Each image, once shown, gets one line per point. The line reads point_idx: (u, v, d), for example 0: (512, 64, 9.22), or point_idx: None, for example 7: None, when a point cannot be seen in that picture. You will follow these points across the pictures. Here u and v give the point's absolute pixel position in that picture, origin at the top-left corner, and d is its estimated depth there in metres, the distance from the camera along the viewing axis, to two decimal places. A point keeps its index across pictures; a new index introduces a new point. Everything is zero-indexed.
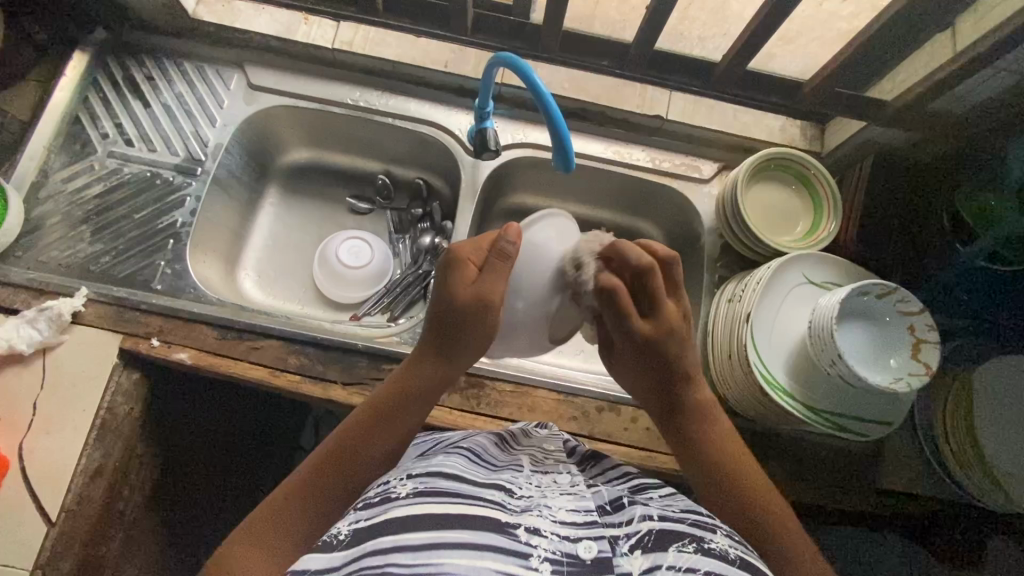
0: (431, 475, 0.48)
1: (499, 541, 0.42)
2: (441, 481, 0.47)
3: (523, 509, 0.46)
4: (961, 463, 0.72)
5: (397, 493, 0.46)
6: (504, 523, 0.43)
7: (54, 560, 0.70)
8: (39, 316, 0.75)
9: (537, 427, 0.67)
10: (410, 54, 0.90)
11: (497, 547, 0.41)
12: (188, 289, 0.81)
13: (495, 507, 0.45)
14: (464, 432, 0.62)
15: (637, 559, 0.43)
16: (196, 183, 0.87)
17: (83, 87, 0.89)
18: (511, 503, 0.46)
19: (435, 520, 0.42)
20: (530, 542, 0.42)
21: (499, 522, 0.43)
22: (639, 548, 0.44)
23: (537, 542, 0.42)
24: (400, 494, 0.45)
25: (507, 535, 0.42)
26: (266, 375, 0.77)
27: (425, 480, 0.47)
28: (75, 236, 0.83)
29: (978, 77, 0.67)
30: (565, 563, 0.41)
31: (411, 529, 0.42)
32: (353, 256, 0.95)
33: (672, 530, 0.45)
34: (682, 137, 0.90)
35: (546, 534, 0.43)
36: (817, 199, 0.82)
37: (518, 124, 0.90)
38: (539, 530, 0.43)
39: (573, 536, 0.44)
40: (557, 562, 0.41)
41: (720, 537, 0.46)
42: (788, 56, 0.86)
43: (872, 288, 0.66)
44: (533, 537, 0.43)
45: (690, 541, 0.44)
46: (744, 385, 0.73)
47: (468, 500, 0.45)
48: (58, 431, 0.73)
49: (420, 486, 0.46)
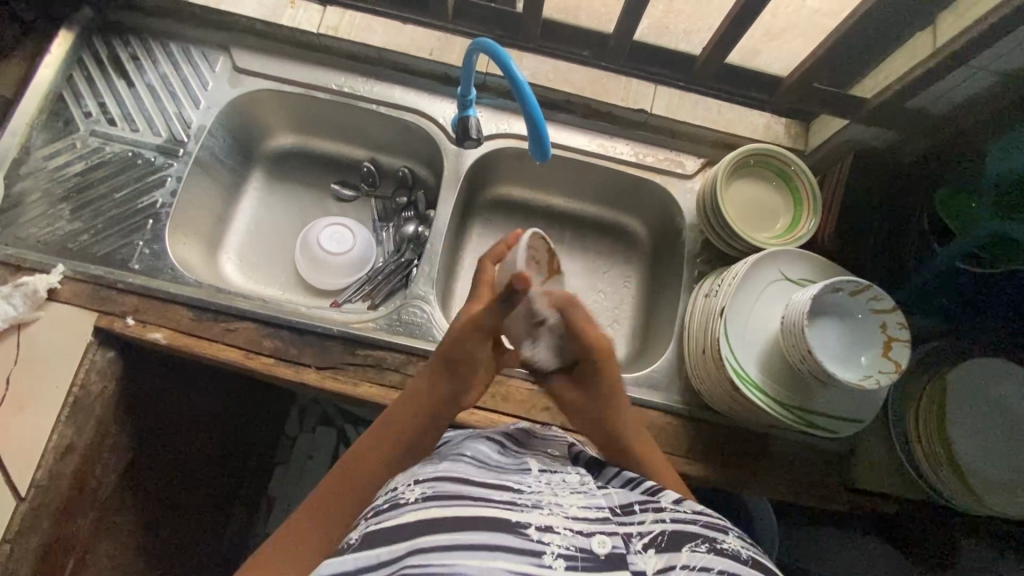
0: (438, 479, 0.48)
1: (511, 540, 0.42)
2: (448, 483, 0.47)
3: (534, 507, 0.46)
4: (933, 466, 0.72)
5: (405, 498, 0.46)
6: (515, 523, 0.44)
7: (23, 534, 0.71)
8: (14, 292, 0.75)
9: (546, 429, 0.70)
10: (395, 41, 0.90)
11: (507, 546, 0.42)
12: (166, 270, 0.81)
13: (505, 507, 0.45)
14: (468, 432, 0.64)
15: (652, 558, 0.45)
16: (178, 163, 0.87)
17: (67, 66, 0.89)
18: (521, 501, 0.47)
19: (448, 522, 0.43)
20: (543, 540, 0.43)
21: (509, 522, 0.44)
22: (653, 547, 0.46)
23: (549, 539, 0.43)
24: (409, 499, 0.46)
25: (519, 535, 0.43)
26: (240, 357, 0.77)
27: (433, 484, 0.47)
28: (54, 213, 0.83)
29: (956, 75, 0.67)
30: (580, 559, 0.43)
31: (423, 532, 0.43)
32: (335, 242, 0.94)
33: (683, 532, 0.47)
34: (665, 131, 0.90)
35: (558, 531, 0.44)
36: (798, 196, 0.82)
37: (501, 114, 0.90)
38: (552, 527, 0.44)
39: (587, 531, 0.45)
40: (571, 558, 0.42)
41: (732, 538, 0.48)
42: (774, 52, 0.85)
43: (844, 285, 0.67)
44: (545, 535, 0.44)
45: (702, 541, 0.46)
46: (715, 379, 0.73)
47: (480, 502, 0.45)
48: (30, 407, 0.73)
49: (429, 490, 0.46)
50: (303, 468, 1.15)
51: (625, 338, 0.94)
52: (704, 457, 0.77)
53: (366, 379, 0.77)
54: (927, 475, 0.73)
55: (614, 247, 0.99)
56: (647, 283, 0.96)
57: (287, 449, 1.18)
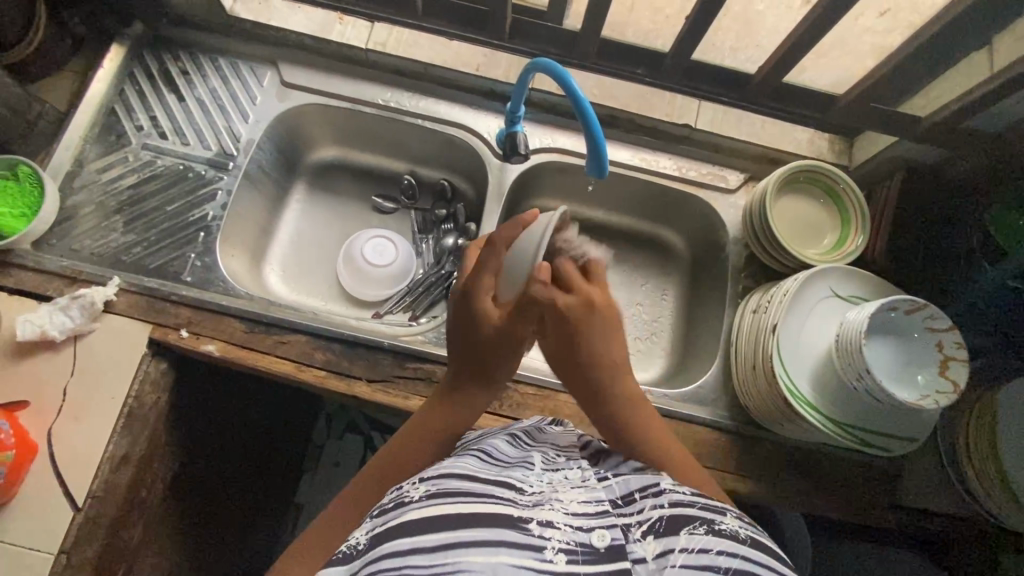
0: (442, 477, 0.49)
1: (512, 535, 0.43)
2: (453, 481, 0.48)
3: (536, 505, 0.47)
4: (984, 484, 0.72)
5: (411, 496, 0.47)
6: (517, 517, 0.45)
7: (79, 544, 0.71)
8: (72, 304, 0.76)
9: (550, 423, 0.68)
10: (442, 57, 0.92)
11: (509, 542, 0.43)
12: (217, 282, 0.82)
13: (507, 504, 0.46)
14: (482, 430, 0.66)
15: (650, 544, 0.45)
16: (228, 177, 0.88)
17: (119, 79, 0.91)
18: (522, 500, 0.47)
19: (452, 520, 0.44)
20: (543, 535, 0.44)
21: (511, 517, 0.44)
22: (651, 534, 0.45)
23: (549, 534, 0.44)
24: (414, 498, 0.47)
25: (518, 529, 0.44)
26: (292, 370, 0.77)
27: (438, 482, 0.48)
28: (108, 226, 0.84)
29: (1016, 96, 0.67)
30: (580, 553, 0.43)
31: (426, 530, 0.43)
32: (378, 254, 0.95)
33: (682, 515, 0.46)
34: (709, 147, 0.90)
35: (558, 526, 0.45)
36: (844, 213, 0.82)
37: (546, 128, 0.91)
38: (552, 523, 0.45)
39: (586, 526, 0.45)
40: (572, 552, 0.43)
41: (730, 519, 0.47)
42: (820, 69, 0.86)
43: (902, 304, 0.66)
44: (546, 530, 0.44)
45: (700, 523, 0.45)
46: (767, 396, 0.73)
47: (481, 498, 0.46)
48: (85, 417, 0.74)
49: (432, 488, 0.47)
50: (332, 476, 1.17)
51: (664, 351, 0.94)
52: (751, 475, 0.77)
53: (415, 393, 0.77)
54: (976, 491, 0.73)
55: (653, 261, 0.99)
56: (686, 296, 0.97)
57: (315, 456, 1.18)
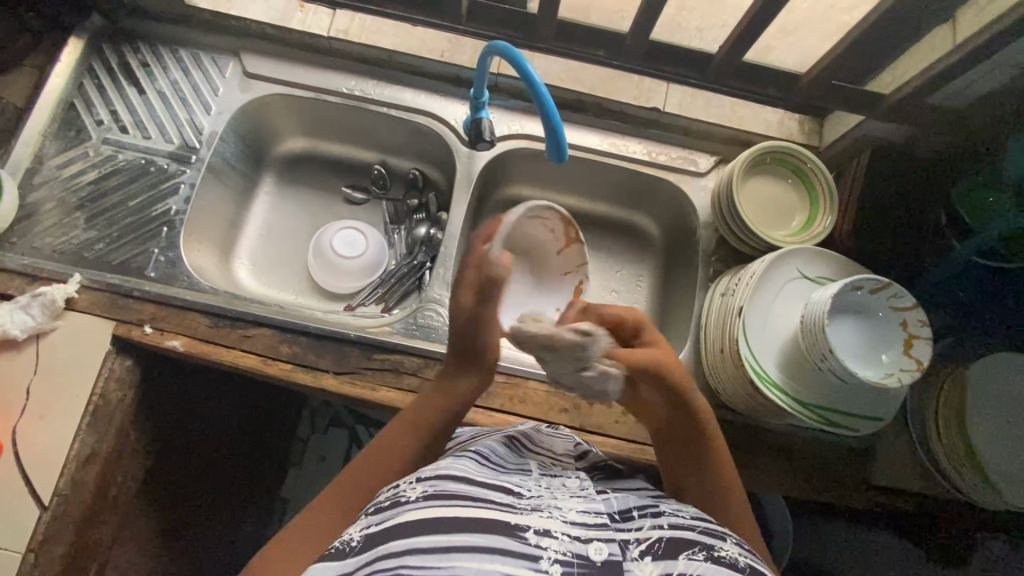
0: (439, 479, 0.49)
1: (508, 543, 0.43)
2: (451, 483, 0.48)
3: (534, 510, 0.47)
4: (954, 465, 0.72)
5: (408, 496, 0.48)
6: (514, 525, 0.44)
7: (46, 542, 0.71)
8: (32, 302, 0.75)
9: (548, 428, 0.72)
10: (406, 43, 0.90)
11: (505, 550, 0.42)
12: (181, 277, 0.81)
13: (504, 509, 0.46)
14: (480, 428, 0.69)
15: (648, 565, 0.44)
16: (191, 170, 0.87)
17: (78, 73, 0.89)
18: (520, 504, 0.47)
19: (448, 523, 0.44)
20: (540, 545, 0.43)
21: (508, 525, 0.44)
22: (650, 554, 0.45)
23: (546, 544, 0.44)
24: (410, 498, 0.47)
25: (517, 538, 0.43)
26: (258, 364, 0.77)
27: (435, 483, 0.48)
28: (69, 223, 0.83)
29: (977, 70, 0.67)
30: (576, 565, 0.43)
31: (421, 531, 0.43)
32: (347, 245, 0.94)
33: (681, 539, 0.47)
34: (679, 130, 0.89)
35: (557, 535, 0.44)
36: (813, 195, 0.82)
37: (514, 115, 0.90)
38: (550, 532, 0.45)
39: (584, 537, 0.45)
40: (568, 564, 0.43)
41: (730, 546, 0.47)
42: (787, 48, 0.84)
43: (865, 283, 0.66)
44: (543, 539, 0.44)
45: (700, 549, 0.46)
46: (734, 378, 0.73)
47: (479, 503, 0.46)
48: (51, 415, 0.74)
49: (430, 489, 0.48)
50: (316, 470, 1.17)
51: None
52: None
53: (383, 383, 0.77)
54: (949, 473, 0.73)
55: (628, 247, 0.98)
56: (660, 281, 0.96)
57: (300, 452, 1.18)
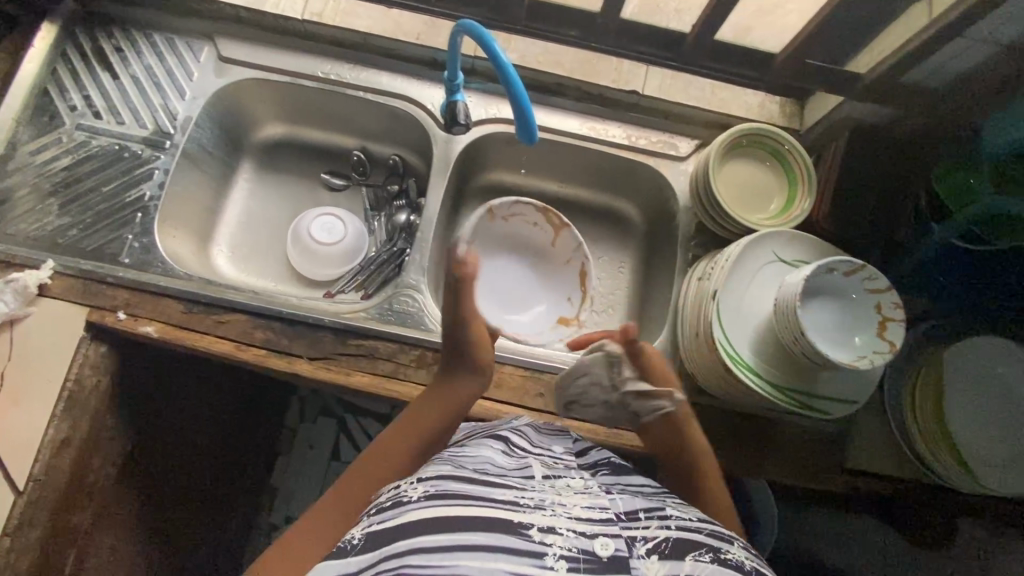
0: (441, 478, 0.48)
1: (514, 542, 0.43)
2: (453, 482, 0.48)
3: (536, 507, 0.47)
4: (930, 448, 0.71)
5: (409, 496, 0.47)
6: (518, 524, 0.44)
7: (22, 528, 0.71)
8: (4, 288, 0.75)
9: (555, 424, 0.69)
10: (381, 26, 0.89)
11: (511, 548, 0.43)
12: (156, 263, 0.81)
13: (507, 508, 0.46)
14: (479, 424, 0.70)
15: (654, 564, 0.44)
16: (164, 156, 0.86)
17: (51, 58, 0.88)
18: (524, 501, 0.47)
19: (451, 522, 0.44)
20: (545, 542, 0.43)
21: (512, 524, 0.44)
22: (656, 553, 0.45)
23: (551, 540, 0.44)
24: (414, 498, 0.47)
25: (521, 536, 0.43)
26: (232, 350, 0.76)
27: (437, 483, 0.48)
28: (43, 209, 0.82)
29: (953, 47, 0.66)
30: (583, 561, 0.43)
31: (424, 531, 0.43)
32: (326, 232, 0.94)
33: (689, 540, 0.47)
34: (659, 113, 0.88)
35: (561, 532, 0.44)
36: (792, 178, 0.81)
37: (491, 98, 0.89)
38: (554, 529, 0.45)
39: (590, 533, 0.45)
40: (574, 559, 0.43)
41: (736, 549, 0.48)
42: (767, 29, 0.83)
43: (840, 264, 0.65)
44: (548, 536, 0.44)
45: (707, 551, 0.46)
46: (709, 361, 0.72)
47: (483, 502, 0.46)
48: (25, 401, 0.74)
49: (431, 489, 0.47)
50: (304, 458, 1.18)
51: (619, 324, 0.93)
52: None
53: (357, 368, 0.77)
54: (926, 458, 0.72)
55: (610, 232, 0.98)
56: (641, 267, 0.95)
57: (287, 441, 1.20)
